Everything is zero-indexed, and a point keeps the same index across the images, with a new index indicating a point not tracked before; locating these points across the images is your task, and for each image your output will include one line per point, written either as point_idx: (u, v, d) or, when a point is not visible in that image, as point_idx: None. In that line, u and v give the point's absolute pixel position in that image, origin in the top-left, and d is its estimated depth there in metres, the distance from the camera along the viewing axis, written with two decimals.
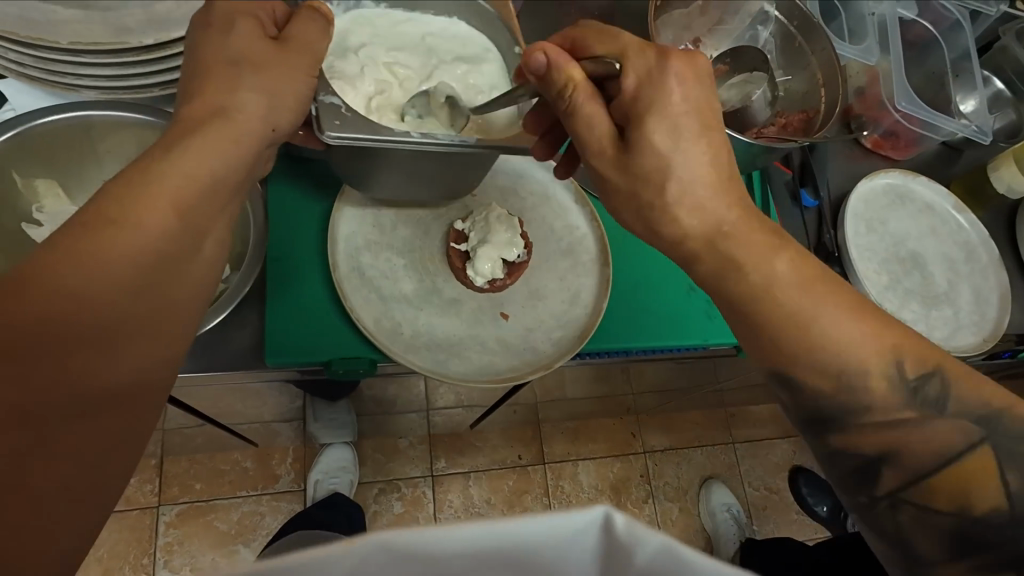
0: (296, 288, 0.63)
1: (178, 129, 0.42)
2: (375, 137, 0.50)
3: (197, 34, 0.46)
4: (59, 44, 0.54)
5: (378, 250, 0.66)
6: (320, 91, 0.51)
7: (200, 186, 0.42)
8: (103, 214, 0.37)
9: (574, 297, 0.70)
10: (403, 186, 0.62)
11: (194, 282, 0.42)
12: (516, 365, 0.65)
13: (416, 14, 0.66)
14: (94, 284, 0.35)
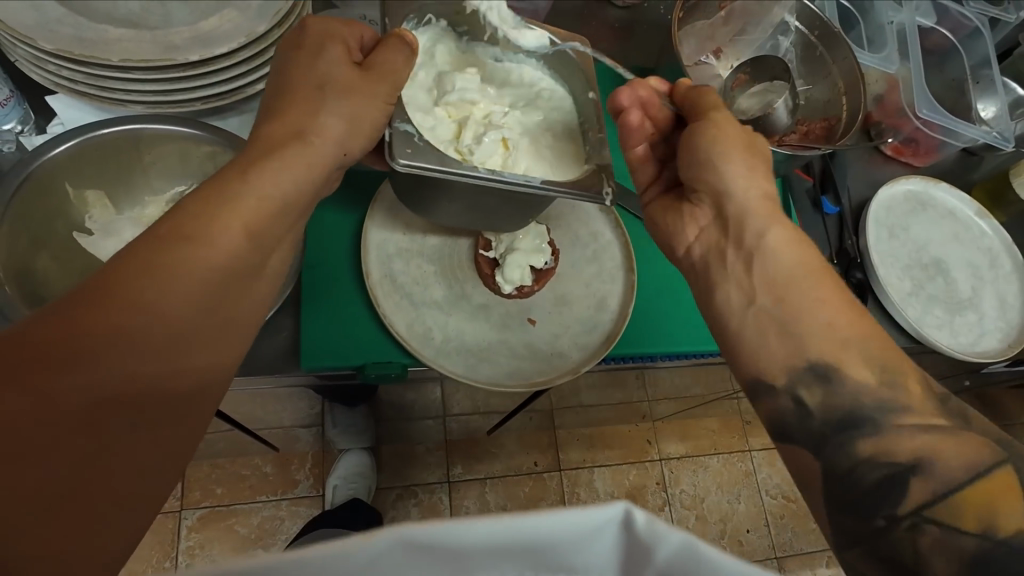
0: (331, 294, 0.65)
1: (264, 152, 0.48)
2: (443, 168, 0.52)
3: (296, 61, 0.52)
4: (110, 60, 0.56)
5: (409, 258, 0.68)
6: (396, 118, 0.54)
7: (269, 207, 0.47)
8: (183, 228, 0.42)
9: (600, 303, 0.72)
10: (459, 219, 0.63)
11: (252, 298, 0.46)
12: (543, 370, 0.66)
13: (496, 49, 0.67)
14: (172, 293, 0.39)
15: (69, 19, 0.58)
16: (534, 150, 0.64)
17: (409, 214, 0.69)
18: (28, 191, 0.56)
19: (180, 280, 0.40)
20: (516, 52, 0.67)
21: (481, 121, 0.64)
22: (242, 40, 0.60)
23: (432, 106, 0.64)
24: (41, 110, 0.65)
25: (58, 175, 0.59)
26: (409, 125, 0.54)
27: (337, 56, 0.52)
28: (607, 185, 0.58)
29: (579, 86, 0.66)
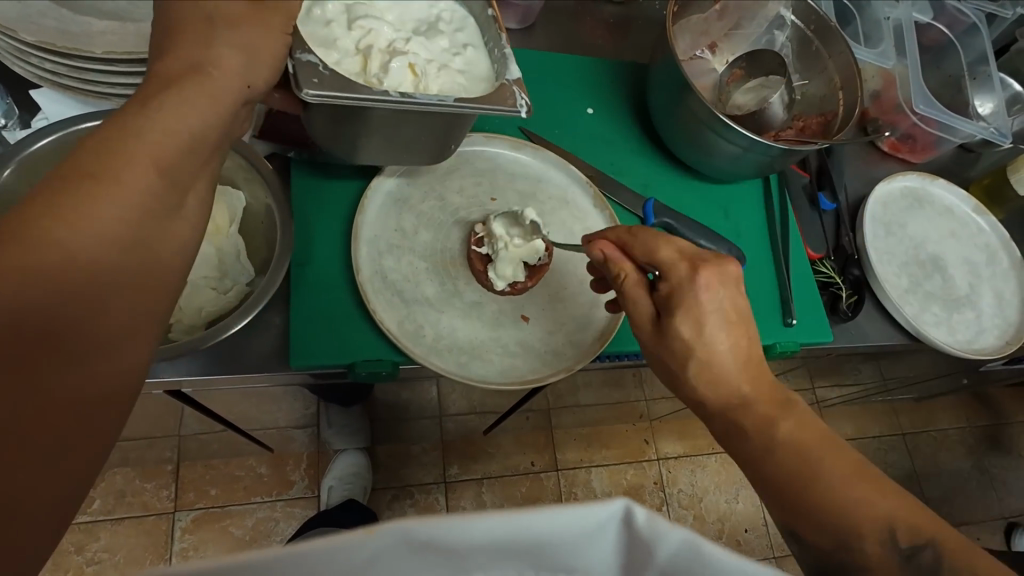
0: (319, 290, 0.64)
1: (160, 84, 0.40)
2: (356, 95, 0.52)
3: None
4: (93, 53, 0.55)
5: (400, 254, 0.67)
6: (298, 47, 0.51)
7: (182, 144, 0.39)
8: (79, 173, 0.35)
9: (594, 300, 0.71)
10: (382, 153, 0.63)
11: (169, 252, 0.39)
12: (538, 367, 0.65)
13: None
14: (60, 247, 0.33)
15: (52, 11, 0.57)
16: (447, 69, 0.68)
17: (400, 210, 0.69)
18: (11, 182, 0.55)
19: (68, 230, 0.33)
20: None
21: (387, 50, 0.65)
22: None
23: (334, 40, 0.64)
24: (24, 105, 0.64)
25: (41, 166, 0.57)
26: (311, 54, 0.52)
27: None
28: (521, 98, 0.59)
29: (476, 6, 0.72)
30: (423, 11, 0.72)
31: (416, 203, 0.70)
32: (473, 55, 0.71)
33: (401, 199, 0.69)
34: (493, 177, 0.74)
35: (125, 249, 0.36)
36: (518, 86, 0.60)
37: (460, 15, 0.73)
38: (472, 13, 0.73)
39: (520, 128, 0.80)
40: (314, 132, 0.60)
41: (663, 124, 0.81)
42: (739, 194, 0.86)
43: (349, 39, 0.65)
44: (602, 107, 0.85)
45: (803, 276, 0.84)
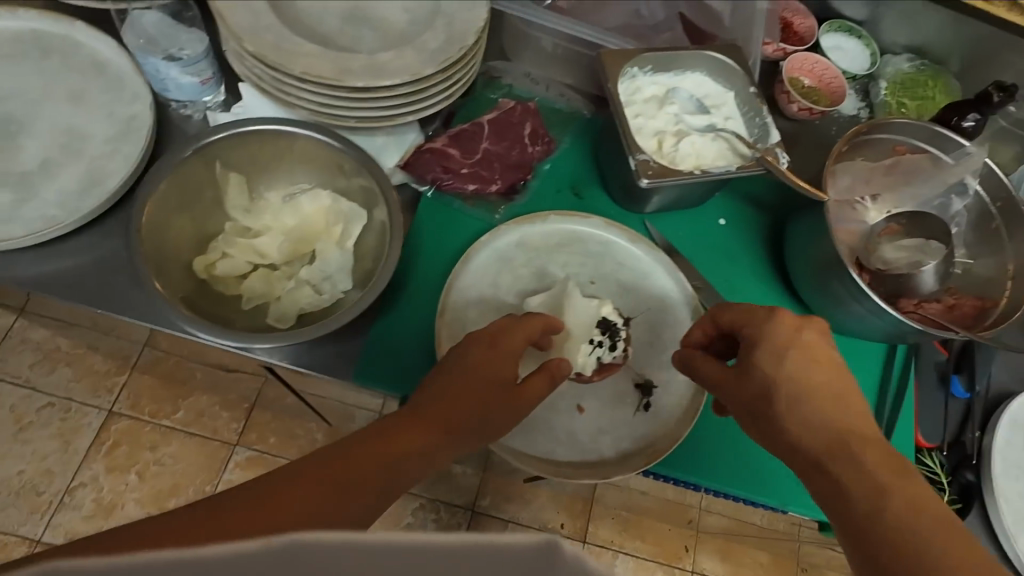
0: (401, 320, 0.69)
1: (513, 396, 0.51)
2: (674, 180, 0.67)
3: (473, 365, 0.51)
4: (291, 71, 0.64)
5: (485, 308, 0.69)
6: (634, 150, 0.67)
7: (489, 382, 0.51)
8: (431, 424, 0.48)
9: (657, 413, 0.68)
10: (670, 198, 0.77)
11: (474, 437, 0.50)
12: (577, 463, 0.65)
13: (670, 73, 0.78)
14: (505, 347, 0.52)
15: (274, 27, 0.66)
16: (714, 148, 0.75)
17: (501, 270, 0.72)
18: (180, 171, 0.62)
19: (508, 338, 0.53)
20: (684, 70, 0.78)
21: (671, 138, 0.75)
22: (406, 79, 0.67)
23: (640, 132, 0.74)
24: (231, 90, 0.75)
25: (218, 153, 0.64)
26: (645, 154, 0.67)
27: (510, 357, 0.52)
28: (783, 158, 0.71)
29: (741, 83, 0.76)
30: (693, 92, 0.78)
31: (517, 266, 0.72)
32: (733, 126, 0.76)
33: (505, 259, 0.72)
34: (597, 262, 0.75)
35: (336, 486, 0.42)
36: (780, 148, 0.72)
37: (717, 91, 0.78)
38: (733, 92, 0.77)
39: (645, 223, 0.80)
40: (618, 174, 0.76)
41: (795, 259, 0.76)
42: (857, 351, 0.79)
43: (654, 122, 0.75)
44: (735, 221, 0.82)
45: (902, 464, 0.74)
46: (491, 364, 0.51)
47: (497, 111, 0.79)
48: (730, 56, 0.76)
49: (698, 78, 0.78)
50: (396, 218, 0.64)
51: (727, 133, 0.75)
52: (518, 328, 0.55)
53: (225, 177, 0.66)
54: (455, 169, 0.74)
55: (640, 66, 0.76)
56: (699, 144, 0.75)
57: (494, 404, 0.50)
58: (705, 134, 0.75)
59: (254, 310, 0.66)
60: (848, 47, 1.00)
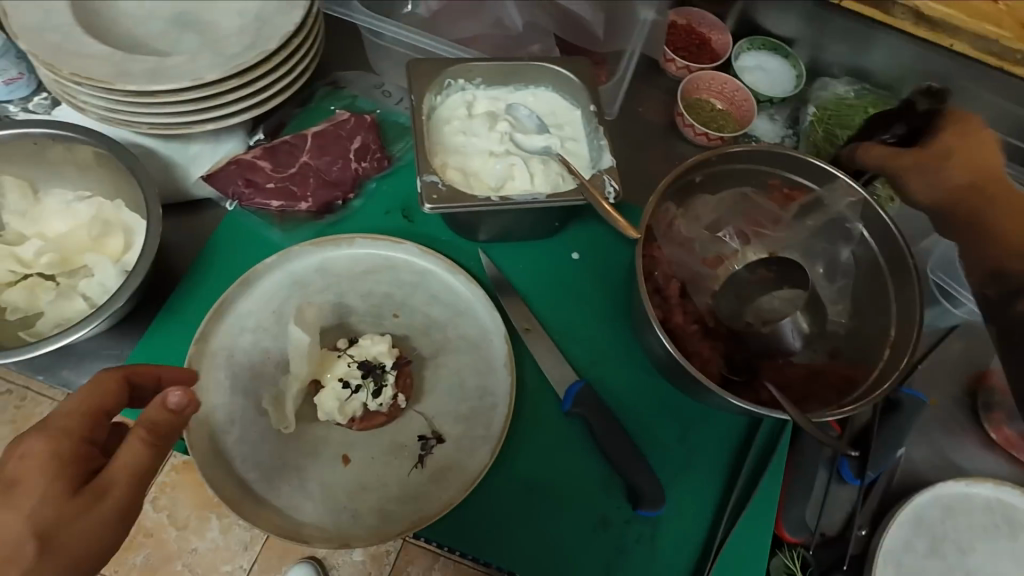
0: (172, 344, 0.63)
1: (100, 489, 0.40)
2: (466, 206, 0.59)
3: (23, 479, 0.39)
4: (63, 72, 0.61)
5: (261, 337, 0.63)
6: (425, 170, 0.59)
7: (59, 485, 0.39)
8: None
9: (436, 474, 0.59)
10: (497, 226, 0.68)
11: (73, 550, 0.39)
12: (323, 523, 0.56)
13: (510, 88, 0.69)
14: (46, 444, 0.41)
15: (64, 28, 0.64)
16: (544, 172, 0.65)
17: (291, 296, 0.65)
18: None
19: (65, 422, 0.42)
20: (526, 85, 0.69)
21: (495, 159, 0.66)
22: (186, 84, 0.62)
23: (460, 151, 0.66)
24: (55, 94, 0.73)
25: None
26: (435, 176, 0.59)
27: (71, 447, 0.41)
28: (610, 187, 0.61)
29: (585, 101, 0.67)
30: (535, 109, 0.69)
31: (312, 292, 0.66)
32: (573, 148, 0.67)
33: (298, 283, 0.66)
34: (407, 293, 0.67)
35: None
36: (611, 175, 0.62)
37: (562, 110, 0.69)
38: (579, 111, 0.68)
39: (479, 253, 0.71)
40: None
41: (637, 305, 0.65)
42: (717, 418, 0.66)
43: (481, 141, 0.67)
44: (589, 257, 0.72)
45: (747, 564, 0.61)
46: (49, 463, 0.40)
47: (327, 124, 0.73)
48: (572, 71, 0.67)
49: (543, 94, 0.69)
50: (157, 233, 0.60)
51: (560, 156, 0.65)
52: (71, 418, 0.42)
53: (0, 182, 0.63)
54: (259, 184, 0.68)
55: (470, 78, 0.68)
56: (527, 167, 0.65)
57: (72, 508, 0.39)
58: (537, 156, 0.66)
59: (14, 322, 0.62)
60: (771, 67, 0.87)
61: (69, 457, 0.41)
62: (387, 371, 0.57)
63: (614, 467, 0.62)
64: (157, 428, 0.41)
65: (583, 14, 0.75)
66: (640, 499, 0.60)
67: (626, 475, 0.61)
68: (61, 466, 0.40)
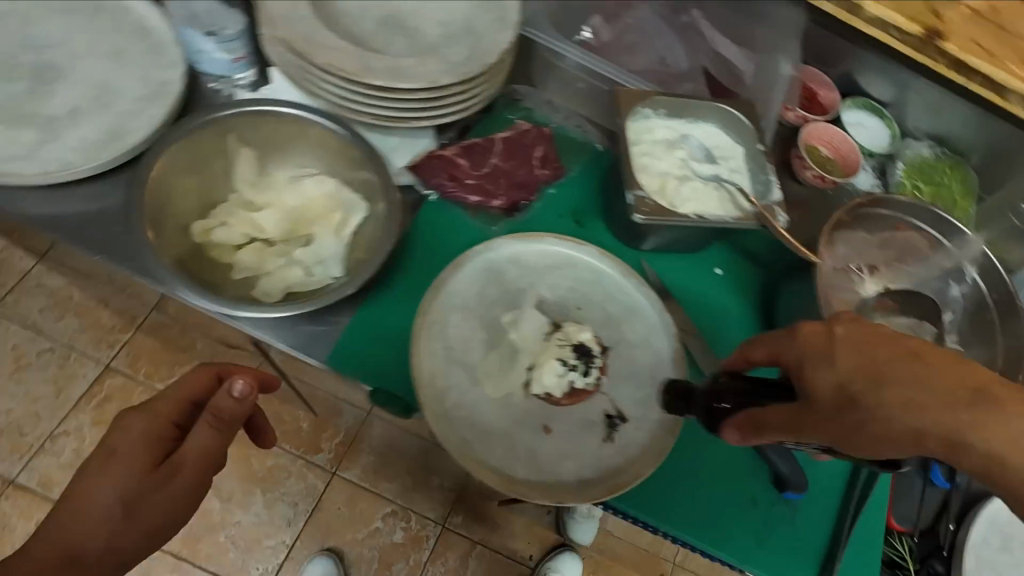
0: (385, 315, 0.71)
1: (146, 404, 0.58)
2: (668, 220, 0.68)
3: (107, 454, 0.55)
4: (316, 62, 0.68)
5: (468, 316, 0.71)
6: (634, 186, 0.69)
7: (128, 458, 0.55)
8: (70, 504, 0.53)
9: (621, 448, 0.69)
10: (666, 239, 0.78)
11: (172, 491, 0.55)
12: (533, 482, 0.65)
13: (684, 118, 0.79)
14: (139, 423, 0.57)
15: (309, 20, 0.70)
16: (717, 197, 0.75)
17: (491, 283, 0.73)
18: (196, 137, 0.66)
19: (129, 428, 0.56)
20: (698, 117, 0.79)
21: (675, 181, 0.75)
22: (422, 85, 0.70)
23: (645, 170, 0.75)
24: (262, 74, 0.79)
25: (234, 128, 0.68)
26: (644, 191, 0.69)
27: (155, 424, 0.57)
28: (780, 217, 0.72)
29: (752, 139, 0.77)
30: (705, 140, 0.79)
31: (507, 281, 0.74)
32: (739, 179, 0.77)
33: (496, 272, 0.74)
34: (587, 290, 0.76)
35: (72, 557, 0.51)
36: (779, 207, 0.73)
37: (728, 143, 0.79)
38: (742, 146, 0.78)
39: (641, 261, 0.80)
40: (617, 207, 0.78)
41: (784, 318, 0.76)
42: None
43: (661, 164, 0.76)
44: (731, 272, 0.83)
45: (866, 544, 0.73)
46: (125, 431, 0.56)
47: (512, 131, 0.81)
48: (744, 112, 0.77)
49: (712, 128, 0.79)
50: (392, 216, 0.67)
51: (730, 185, 0.75)
52: (173, 405, 0.58)
53: (239, 153, 0.70)
54: (461, 180, 0.76)
55: (654, 107, 0.77)
56: (702, 191, 0.75)
57: (121, 437, 0.56)
58: (710, 182, 0.76)
59: (243, 281, 0.69)
60: (869, 124, 0.99)
61: (144, 419, 0.57)
62: (598, 355, 0.67)
63: (762, 456, 0.73)
64: (223, 411, 0.55)
65: (737, 62, 0.86)
66: (786, 483, 0.71)
67: (775, 463, 0.72)
68: (149, 446, 0.56)
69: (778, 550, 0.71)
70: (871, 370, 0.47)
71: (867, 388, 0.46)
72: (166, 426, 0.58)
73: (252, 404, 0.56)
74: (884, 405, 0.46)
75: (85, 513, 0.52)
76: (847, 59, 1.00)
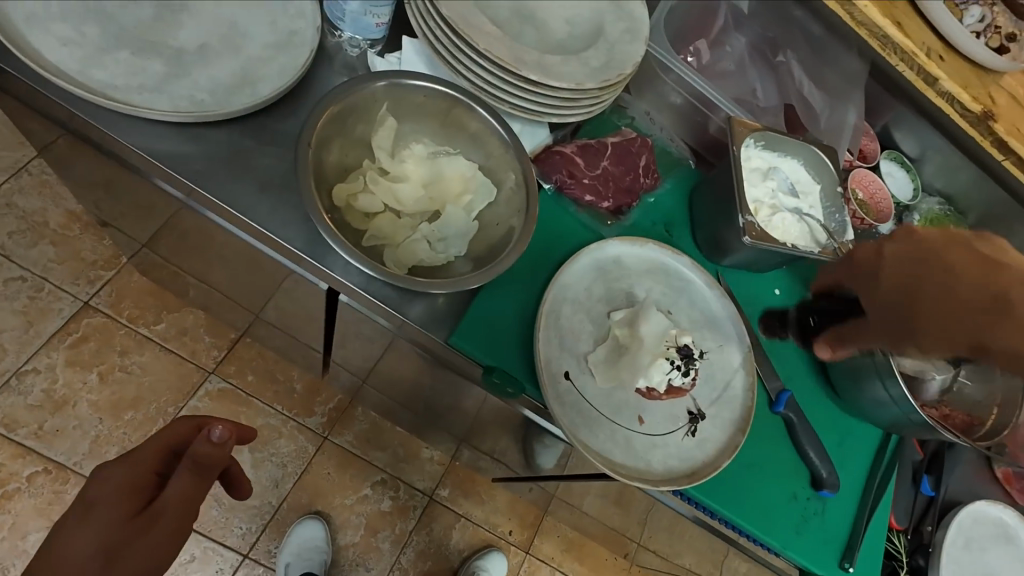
0: (502, 297, 0.74)
1: (128, 454, 0.63)
2: (770, 245, 0.77)
3: (105, 481, 0.60)
4: (476, 46, 0.70)
5: (578, 308, 0.76)
6: (744, 211, 0.77)
7: (119, 489, 0.60)
8: (83, 517, 0.58)
9: (701, 441, 0.76)
10: (747, 258, 0.86)
11: (158, 538, 0.57)
12: (629, 466, 0.71)
13: (776, 152, 0.88)
14: (119, 474, 0.61)
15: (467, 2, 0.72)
16: (801, 227, 0.84)
17: (597, 278, 0.78)
18: (348, 98, 0.67)
19: (107, 484, 0.60)
20: (788, 154, 0.88)
21: (770, 208, 0.84)
22: (568, 86, 0.73)
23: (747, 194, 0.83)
24: (391, 41, 0.79)
25: (383, 96, 0.70)
26: (752, 217, 0.77)
27: (138, 475, 0.61)
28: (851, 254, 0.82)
29: (829, 181, 0.87)
30: (792, 176, 0.88)
31: (611, 278, 0.79)
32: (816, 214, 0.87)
33: (603, 268, 0.79)
34: (677, 295, 0.82)
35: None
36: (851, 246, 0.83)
37: (809, 181, 0.88)
38: (820, 185, 0.88)
39: (720, 276, 0.88)
40: (709, 224, 0.85)
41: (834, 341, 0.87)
42: (861, 434, 0.90)
43: (756, 190, 0.84)
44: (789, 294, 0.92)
45: (876, 539, 0.85)
46: (109, 480, 0.60)
47: (620, 137, 0.86)
48: (827, 156, 0.87)
49: (798, 165, 0.88)
50: (530, 206, 0.71)
51: (812, 219, 0.85)
52: (148, 463, 0.62)
53: (382, 120, 0.71)
54: (578, 178, 0.80)
55: (757, 139, 0.85)
56: (791, 221, 0.84)
57: (104, 493, 0.59)
58: (797, 213, 0.85)
59: (373, 248, 0.70)
60: (897, 176, 1.13)
61: (130, 479, 0.61)
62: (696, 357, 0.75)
63: (805, 458, 0.83)
64: (200, 460, 0.58)
65: (815, 106, 0.95)
66: (823, 482, 0.82)
67: (816, 465, 0.83)
68: (131, 495, 0.60)
69: (811, 540, 0.81)
70: (910, 296, 0.65)
71: (922, 288, 0.63)
72: (154, 469, 0.63)
73: (232, 448, 0.60)
74: (932, 301, 0.61)
75: (65, 560, 0.55)
76: (887, 116, 1.12)
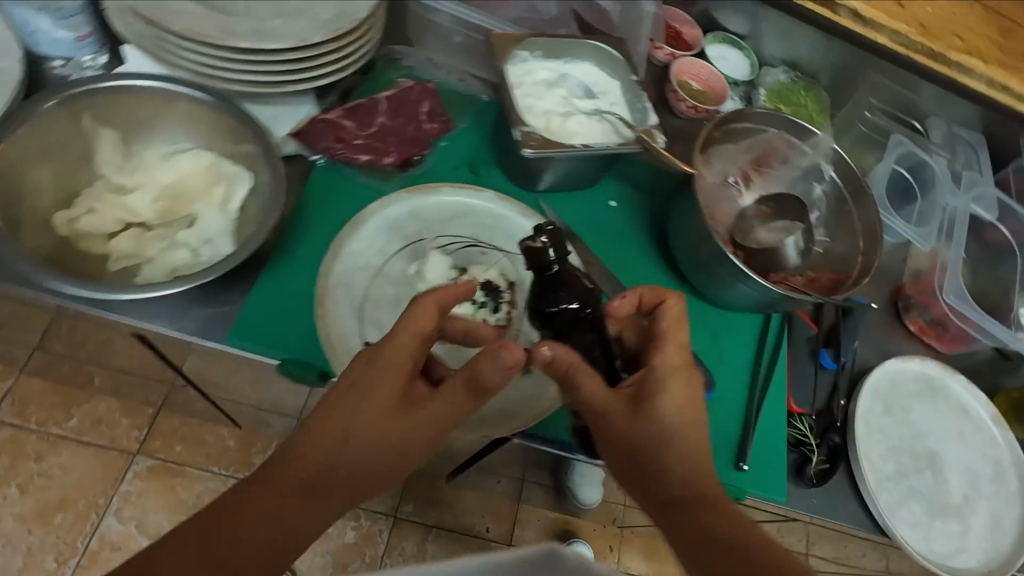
0: (284, 284, 0.68)
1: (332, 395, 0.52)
2: (555, 150, 0.71)
3: (281, 454, 0.50)
4: (171, 28, 0.65)
5: (374, 275, 0.70)
6: (517, 124, 0.71)
7: (322, 445, 0.50)
8: (248, 520, 0.47)
9: (542, 378, 0.70)
10: (560, 176, 0.80)
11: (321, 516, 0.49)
12: (458, 422, 0.66)
13: (561, 60, 0.82)
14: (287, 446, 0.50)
15: None
16: (601, 128, 0.79)
17: (392, 239, 0.72)
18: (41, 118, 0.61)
19: (297, 467, 0.50)
20: (574, 58, 0.82)
21: (561, 118, 0.78)
22: (293, 44, 0.67)
23: (531, 110, 0.77)
24: (114, 53, 0.74)
25: (86, 107, 0.63)
26: (528, 127, 0.71)
27: (386, 402, 0.51)
28: (659, 139, 0.76)
29: (623, 72, 0.81)
30: (585, 79, 0.82)
31: (409, 235, 0.73)
32: (618, 111, 0.81)
33: (396, 227, 0.73)
34: (489, 234, 0.76)
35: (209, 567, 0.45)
36: (657, 130, 0.77)
37: (605, 79, 0.82)
38: (617, 80, 0.82)
39: (542, 203, 0.82)
40: (508, 151, 0.80)
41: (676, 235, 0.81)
42: (737, 325, 0.84)
43: (544, 103, 0.79)
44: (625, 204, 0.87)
45: (774, 428, 0.79)
46: (299, 449, 0.50)
47: (395, 90, 0.80)
48: (612, 48, 0.81)
49: (589, 68, 0.83)
50: (277, 179, 0.64)
51: (612, 116, 0.79)
52: (390, 366, 0.52)
53: (98, 133, 0.65)
54: (348, 141, 0.75)
55: (530, 50, 0.79)
56: (588, 124, 0.78)
57: (308, 454, 0.50)
58: (594, 115, 0.79)
59: (121, 270, 0.63)
60: (731, 57, 1.08)
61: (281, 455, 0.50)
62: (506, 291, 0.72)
63: None
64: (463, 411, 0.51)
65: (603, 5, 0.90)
66: None
67: None
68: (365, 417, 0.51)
69: None
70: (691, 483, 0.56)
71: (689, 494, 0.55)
72: (361, 372, 0.52)
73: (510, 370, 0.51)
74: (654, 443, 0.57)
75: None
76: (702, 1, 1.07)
